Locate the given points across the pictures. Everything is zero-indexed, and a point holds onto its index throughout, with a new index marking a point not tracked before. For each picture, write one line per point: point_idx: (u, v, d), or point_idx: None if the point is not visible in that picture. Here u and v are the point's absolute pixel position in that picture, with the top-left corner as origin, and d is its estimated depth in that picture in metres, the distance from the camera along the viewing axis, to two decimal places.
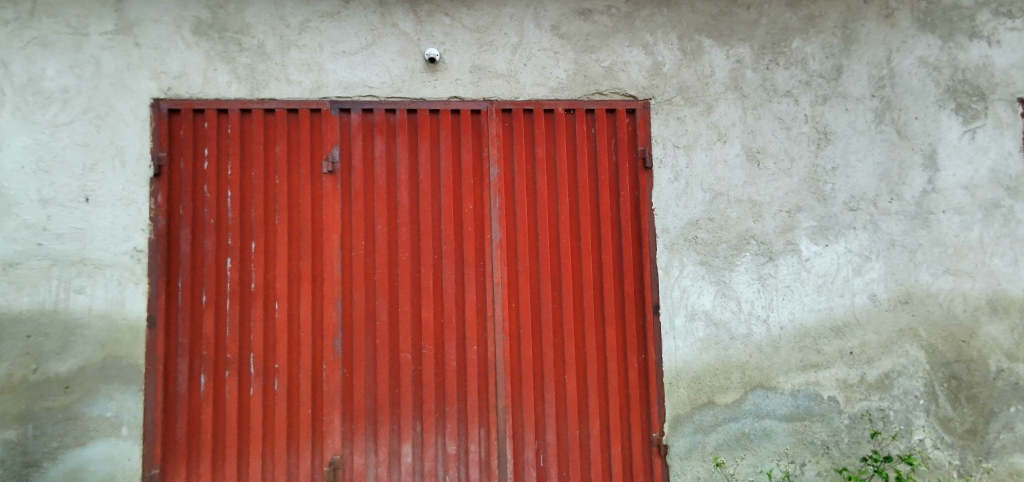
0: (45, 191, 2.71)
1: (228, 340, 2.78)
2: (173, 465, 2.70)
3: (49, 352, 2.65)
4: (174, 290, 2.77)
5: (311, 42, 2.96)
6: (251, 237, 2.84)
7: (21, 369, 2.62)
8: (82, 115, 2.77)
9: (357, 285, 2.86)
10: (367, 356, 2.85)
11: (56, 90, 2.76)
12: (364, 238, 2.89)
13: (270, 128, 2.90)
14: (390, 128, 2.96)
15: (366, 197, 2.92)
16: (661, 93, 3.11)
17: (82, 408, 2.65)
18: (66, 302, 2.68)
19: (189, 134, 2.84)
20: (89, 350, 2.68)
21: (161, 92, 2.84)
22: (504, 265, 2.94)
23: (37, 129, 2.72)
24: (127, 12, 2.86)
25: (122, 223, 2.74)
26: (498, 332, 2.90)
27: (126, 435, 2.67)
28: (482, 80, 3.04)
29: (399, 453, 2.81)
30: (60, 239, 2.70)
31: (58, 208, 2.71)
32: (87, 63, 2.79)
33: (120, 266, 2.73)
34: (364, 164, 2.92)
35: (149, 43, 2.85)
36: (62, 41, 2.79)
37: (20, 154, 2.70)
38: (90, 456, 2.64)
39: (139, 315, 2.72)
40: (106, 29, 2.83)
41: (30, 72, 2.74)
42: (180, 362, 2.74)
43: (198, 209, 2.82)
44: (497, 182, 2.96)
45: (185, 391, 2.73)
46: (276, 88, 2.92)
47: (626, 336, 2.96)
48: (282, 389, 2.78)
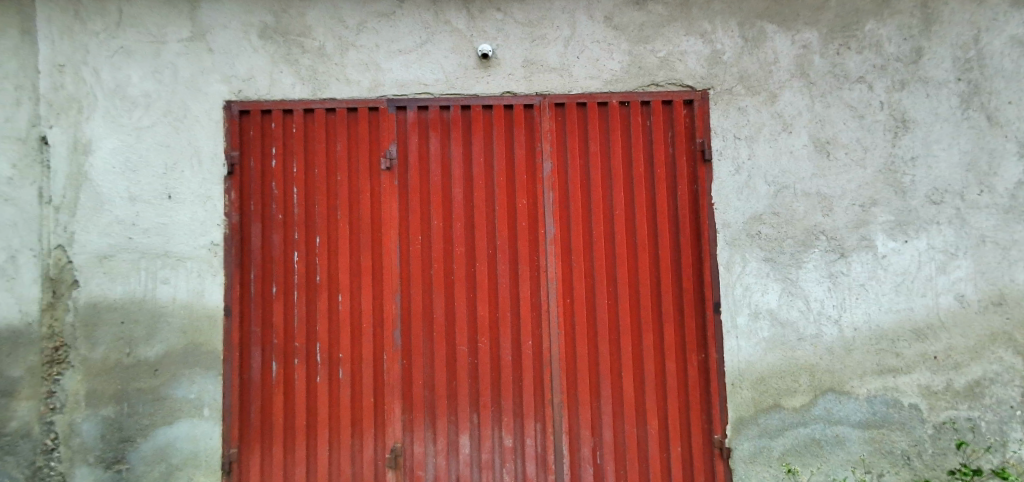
0: (133, 189, 2.92)
1: (296, 330, 2.92)
2: (248, 447, 2.87)
3: (139, 337, 2.87)
4: (246, 282, 2.94)
5: (368, 42, 3.04)
6: (315, 233, 2.96)
7: (115, 353, 2.85)
8: (163, 118, 2.96)
9: (414, 280, 2.92)
10: (425, 349, 2.91)
11: (140, 95, 2.96)
12: (421, 234, 2.95)
13: (331, 127, 3.01)
14: (444, 125, 3.01)
15: (422, 193, 2.97)
16: (720, 83, 3.00)
17: (168, 390, 2.86)
18: (153, 292, 2.89)
19: (258, 134, 2.99)
20: (173, 337, 2.88)
21: (232, 94, 3.00)
22: (558, 261, 2.92)
23: (125, 131, 2.94)
24: (200, 19, 3.02)
25: (200, 219, 2.92)
26: (553, 327, 2.89)
27: (207, 417, 2.85)
28: (535, 74, 3.02)
29: (457, 444, 2.87)
30: (146, 233, 2.91)
31: (144, 205, 2.92)
32: (165, 69, 2.98)
33: (198, 258, 2.91)
34: (419, 160, 2.98)
35: (219, 48, 3.01)
36: (143, 49, 2.98)
37: (110, 156, 2.92)
38: (176, 435, 2.84)
39: (216, 305, 2.90)
40: (182, 36, 3.00)
41: (116, 80, 2.96)
42: (253, 351, 2.90)
43: (266, 205, 2.97)
44: (550, 177, 2.95)
45: (258, 377, 2.89)
46: (336, 88, 3.01)
47: (684, 335, 2.88)
48: (345, 378, 2.89)
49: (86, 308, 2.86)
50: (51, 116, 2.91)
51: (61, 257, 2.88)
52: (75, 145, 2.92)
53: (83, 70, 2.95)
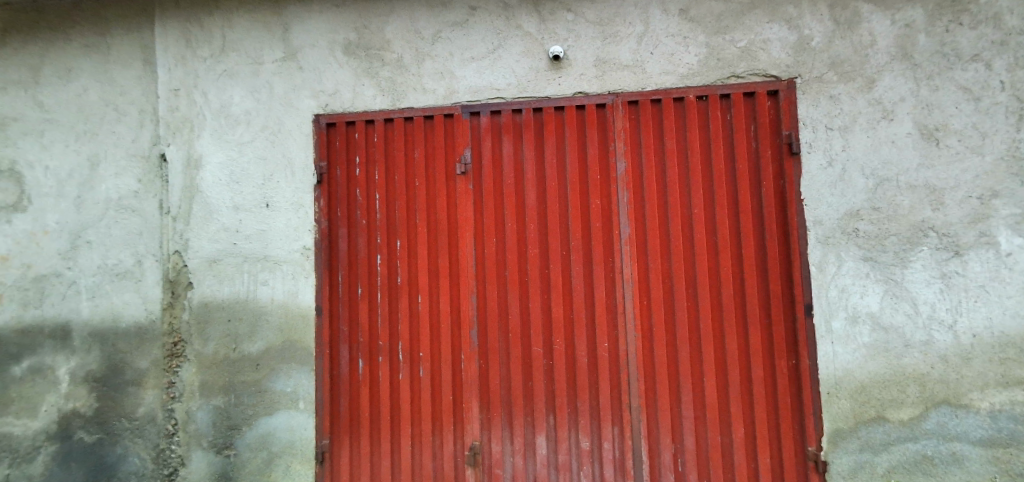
0: (237, 199, 3.20)
1: (380, 329, 3.07)
2: (339, 438, 3.05)
3: (243, 334, 3.14)
4: (335, 283, 3.13)
5: (443, 51, 3.14)
6: (396, 236, 3.09)
7: (224, 348, 3.14)
8: (261, 133, 3.22)
9: (490, 281, 2.98)
10: (501, 349, 2.96)
11: (241, 113, 3.24)
12: (495, 236, 3.00)
13: (409, 134, 3.14)
14: (517, 128, 3.04)
15: (496, 196, 3.02)
16: (808, 71, 2.80)
17: (269, 383, 3.11)
18: (254, 293, 3.15)
19: (343, 145, 3.18)
20: (271, 334, 3.13)
21: (320, 108, 3.21)
22: (634, 262, 2.86)
23: (229, 147, 3.23)
24: (291, 40, 3.25)
25: (293, 225, 3.15)
26: (630, 329, 2.83)
27: (302, 409, 3.06)
28: (607, 73, 2.98)
29: (534, 445, 2.89)
30: (248, 239, 3.18)
31: (246, 213, 3.19)
32: (262, 88, 3.24)
33: (293, 262, 3.13)
34: (493, 163, 3.03)
35: (308, 66, 3.23)
36: (243, 70, 3.26)
37: (218, 169, 3.23)
38: (276, 424, 3.08)
39: (308, 305, 3.11)
40: (276, 57, 3.25)
41: (222, 100, 3.26)
42: (342, 348, 3.09)
43: (352, 211, 3.15)
44: (624, 176, 2.89)
45: (346, 373, 3.07)
46: (413, 97, 3.14)
47: (772, 339, 2.72)
48: (426, 376, 3.00)
49: (199, 307, 3.18)
50: (169, 136, 3.27)
51: (178, 261, 3.23)
52: (188, 161, 3.25)
53: (194, 93, 3.28)
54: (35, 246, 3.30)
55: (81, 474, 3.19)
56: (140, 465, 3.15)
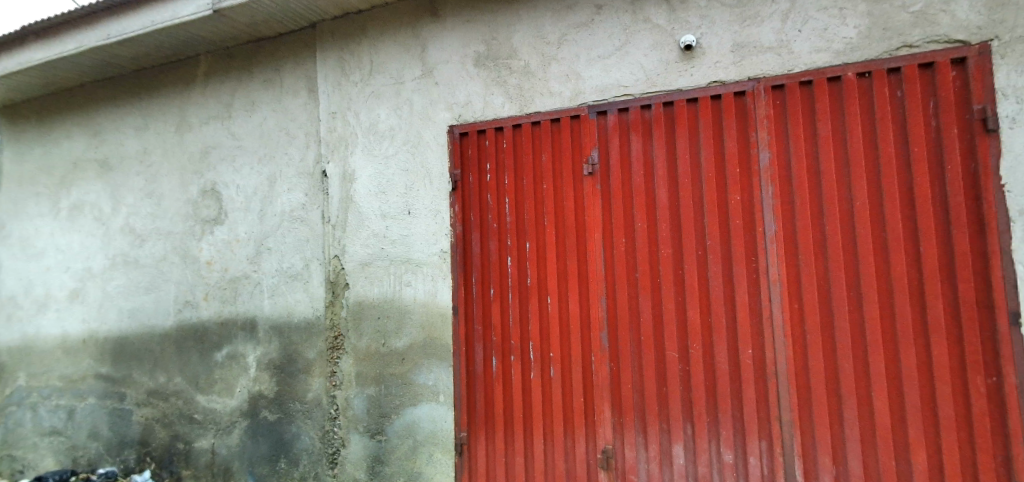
0: (384, 207, 3.52)
1: (511, 329, 3.16)
2: (475, 433, 3.20)
3: (390, 330, 3.44)
4: (469, 285, 3.29)
5: (569, 53, 3.15)
6: (525, 239, 3.17)
7: (375, 342, 3.47)
8: (403, 146, 3.51)
9: (620, 283, 2.91)
10: (633, 353, 2.87)
11: (387, 129, 3.56)
12: (625, 236, 2.93)
13: (537, 138, 3.19)
14: (646, 124, 2.94)
15: (625, 196, 2.95)
16: (1009, 30, 2.32)
17: (413, 376, 3.36)
18: (400, 293, 3.44)
19: (475, 152, 3.34)
20: (415, 331, 3.38)
21: (454, 119, 3.40)
22: (782, 262, 2.60)
23: (377, 160, 3.57)
24: (427, 58, 3.49)
25: (432, 230, 3.38)
26: (778, 336, 2.58)
27: (442, 402, 3.27)
28: (746, 58, 2.76)
29: (670, 454, 2.76)
30: (394, 244, 3.48)
31: (391, 220, 3.50)
32: (404, 105, 3.53)
33: (433, 264, 3.36)
34: (621, 162, 2.96)
35: (443, 80, 3.45)
36: (387, 90, 3.58)
37: (368, 181, 3.58)
38: (420, 415, 3.32)
39: (447, 304, 3.31)
40: (415, 75, 3.52)
41: (370, 118, 3.61)
42: (477, 346, 3.24)
43: (484, 215, 3.29)
44: (769, 169, 2.65)
45: (481, 370, 3.21)
46: (540, 101, 3.20)
47: (964, 352, 2.29)
48: (557, 376, 3.02)
49: (355, 306, 3.55)
50: (328, 154, 3.71)
51: (337, 265, 3.64)
52: (344, 175, 3.66)
53: (348, 114, 3.68)
54: (231, 252, 3.99)
55: (266, 446, 3.74)
56: (310, 443, 3.60)
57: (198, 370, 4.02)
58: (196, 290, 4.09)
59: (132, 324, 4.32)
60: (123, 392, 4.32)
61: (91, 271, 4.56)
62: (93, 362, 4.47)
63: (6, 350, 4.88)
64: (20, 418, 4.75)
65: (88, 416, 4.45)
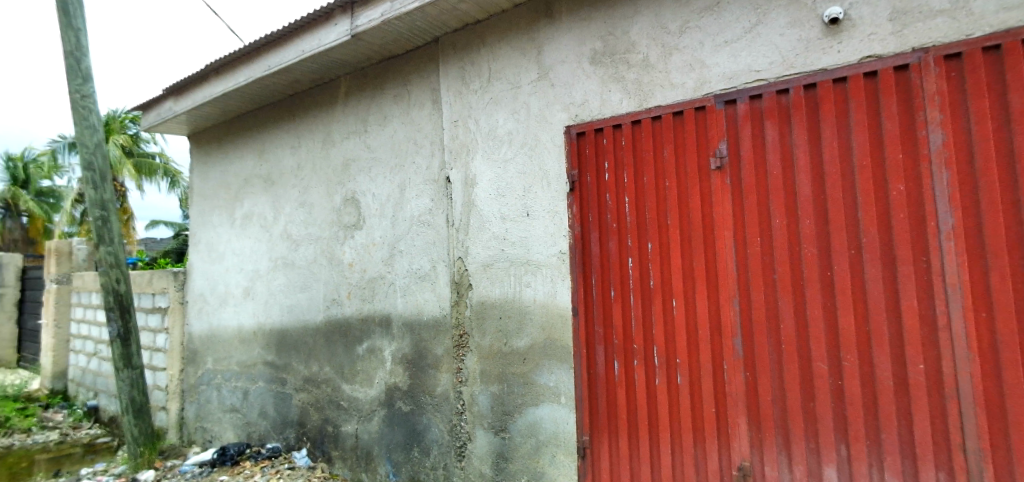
0: (504, 209, 3.61)
1: (634, 332, 3.06)
2: (598, 436, 3.15)
3: (512, 330, 3.52)
4: (589, 286, 3.25)
5: (692, 41, 2.97)
6: (647, 238, 3.05)
7: (497, 341, 3.57)
8: (521, 149, 3.57)
9: (755, 285, 2.68)
10: (772, 362, 2.62)
11: (505, 134, 3.65)
12: (760, 234, 2.69)
13: (657, 134, 3.05)
14: (783, 111, 2.66)
15: (759, 190, 2.71)
16: None
17: (534, 376, 3.40)
18: (520, 293, 3.50)
19: (592, 151, 3.28)
20: (535, 332, 3.42)
21: (571, 120, 3.38)
22: (963, 262, 2.20)
23: (497, 165, 3.67)
24: (544, 60, 3.51)
25: (551, 231, 3.39)
26: (959, 349, 2.18)
27: (564, 403, 3.27)
28: (909, 26, 2.37)
29: (819, 475, 2.48)
30: (514, 246, 3.55)
31: (511, 222, 3.57)
32: (521, 109, 3.59)
33: (552, 265, 3.38)
34: (754, 154, 2.72)
35: (560, 81, 3.44)
36: (505, 96, 3.67)
37: (488, 185, 3.70)
38: (542, 415, 3.35)
39: (567, 305, 3.31)
40: (531, 79, 3.56)
41: (489, 124, 3.72)
42: (598, 348, 3.18)
43: (602, 215, 3.23)
44: (942, 152, 2.25)
45: (602, 373, 3.15)
46: (661, 95, 3.05)
47: None
48: (684, 383, 2.87)
49: (478, 305, 3.69)
50: (452, 161, 3.89)
51: (461, 266, 3.81)
52: (466, 180, 3.82)
53: (469, 122, 3.83)
54: (369, 255, 4.36)
55: (402, 434, 4.03)
56: (440, 434, 3.82)
57: (343, 361, 4.46)
58: (341, 289, 4.53)
59: (290, 319, 4.93)
60: (285, 378, 4.93)
61: (259, 272, 5.28)
62: (261, 351, 5.17)
63: (199, 338, 5.84)
64: (209, 396, 5.65)
65: (258, 398, 5.16)
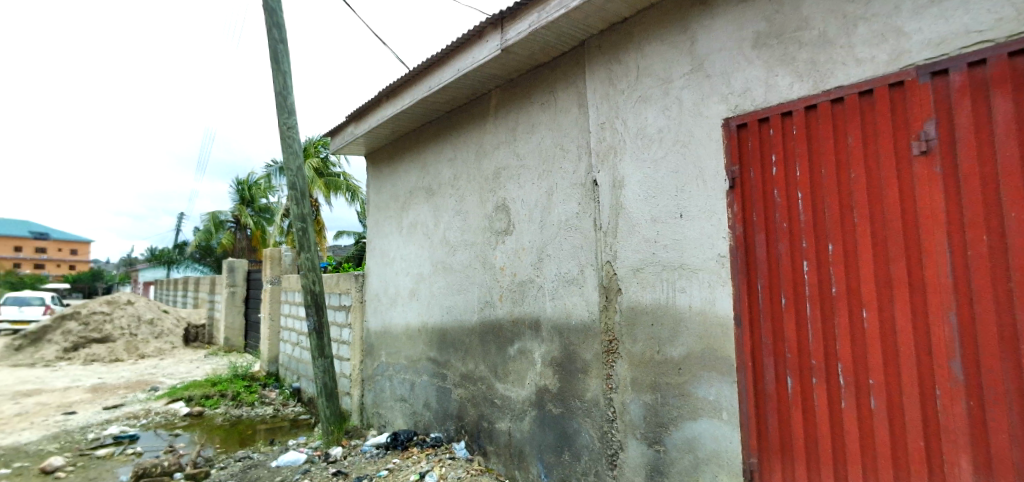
0: (655, 211, 3.45)
1: (812, 345, 2.69)
2: (768, 460, 2.83)
3: (665, 337, 3.34)
4: (755, 292, 2.94)
5: (884, 7, 2.52)
6: (827, 240, 2.67)
7: (649, 349, 3.42)
8: (673, 147, 3.37)
9: (981, 295, 2.18)
10: (1008, 391, 2.11)
11: (655, 132, 3.48)
12: (987, 233, 2.19)
13: (839, 118, 2.65)
14: (1020, 79, 2.13)
15: (984, 179, 2.21)
16: None
17: (692, 388, 3.18)
18: (674, 299, 3.31)
19: (757, 143, 2.97)
20: (692, 341, 3.20)
21: (730, 111, 3.10)
22: None
23: (647, 165, 3.52)
24: (698, 51, 3.28)
25: (708, 233, 3.15)
26: None
27: (726, 420, 3.00)
28: None
29: None
30: (666, 248, 3.37)
31: (663, 224, 3.40)
32: (673, 104, 3.39)
33: (709, 270, 3.13)
34: (976, 135, 2.23)
35: (716, 71, 3.18)
36: (655, 92, 3.50)
37: (637, 186, 3.57)
38: (701, 430, 3.12)
39: (728, 313, 3.04)
40: (684, 71, 3.35)
41: (638, 123, 3.59)
42: (766, 362, 2.86)
43: (770, 214, 2.90)
44: None
45: (773, 390, 2.82)
46: (842, 74, 2.64)
47: None
48: (880, 408, 2.44)
49: (628, 310, 3.58)
50: (600, 163, 3.84)
51: (610, 270, 3.73)
52: (614, 183, 3.73)
53: (616, 122, 3.74)
54: (519, 259, 4.49)
55: (552, 436, 4.06)
56: (591, 440, 3.77)
57: (497, 361, 4.65)
58: (493, 292, 4.74)
59: (450, 319, 5.29)
60: (445, 373, 5.31)
61: (422, 275, 5.77)
62: (425, 347, 5.63)
63: (374, 334, 6.57)
64: (383, 385, 6.32)
65: (423, 390, 5.63)
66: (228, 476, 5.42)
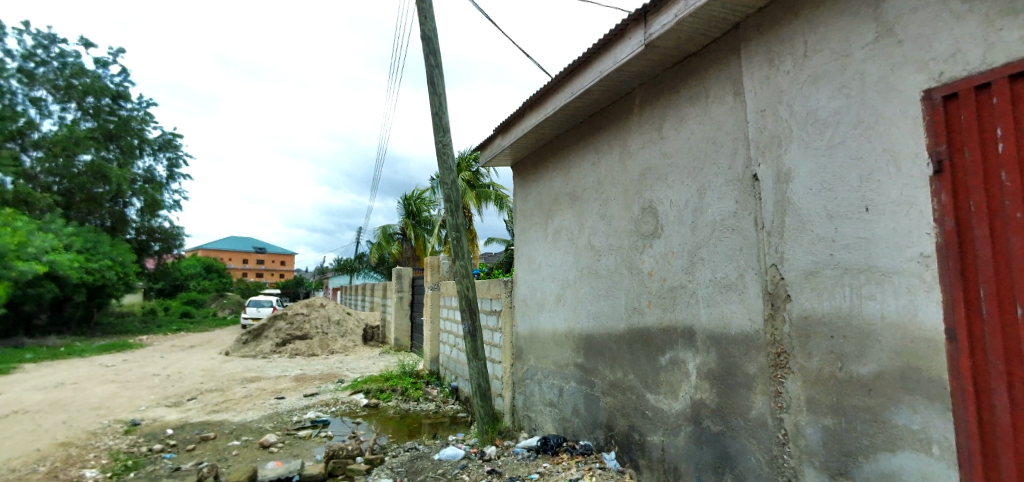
0: (831, 207, 2.99)
1: None
2: None
3: (850, 352, 2.87)
4: (974, 300, 2.38)
5: None
6: None
7: (829, 365, 2.97)
8: (854, 131, 2.90)
9: None
10: None
11: (829, 115, 3.03)
12: None
13: None
14: None
15: None
16: None
17: (887, 414, 2.69)
18: (860, 308, 2.83)
19: (973, 117, 2.41)
20: (886, 357, 2.70)
21: (932, 81, 2.56)
22: None
23: (820, 153, 3.08)
24: (885, 15, 2.78)
25: (904, 229, 2.63)
26: None
27: (938, 456, 2.48)
28: None
29: None
30: (847, 249, 2.90)
31: (842, 221, 2.93)
32: (853, 81, 2.92)
33: (908, 273, 2.62)
34: None
35: (911, 35, 2.65)
36: (830, 69, 3.04)
37: (808, 179, 3.14)
38: (902, 465, 2.62)
39: (937, 326, 2.50)
40: (866, 41, 2.86)
41: (808, 107, 3.16)
42: (996, 388, 2.29)
43: (995, 203, 2.34)
44: None
45: (1008, 422, 2.26)
46: None
47: None
48: None
49: (800, 320, 3.15)
50: (760, 156, 3.46)
51: (775, 274, 3.33)
52: (779, 176, 3.32)
53: (780, 108, 3.33)
54: (669, 263, 4.24)
55: (712, 456, 3.75)
56: (757, 464, 3.39)
57: (647, 370, 4.44)
58: (642, 298, 4.54)
59: (596, 325, 5.20)
60: (593, 381, 5.23)
61: (568, 281, 5.76)
62: (572, 353, 5.61)
63: (523, 338, 6.74)
64: (532, 389, 6.44)
65: (571, 397, 5.61)
66: (399, 464, 5.98)
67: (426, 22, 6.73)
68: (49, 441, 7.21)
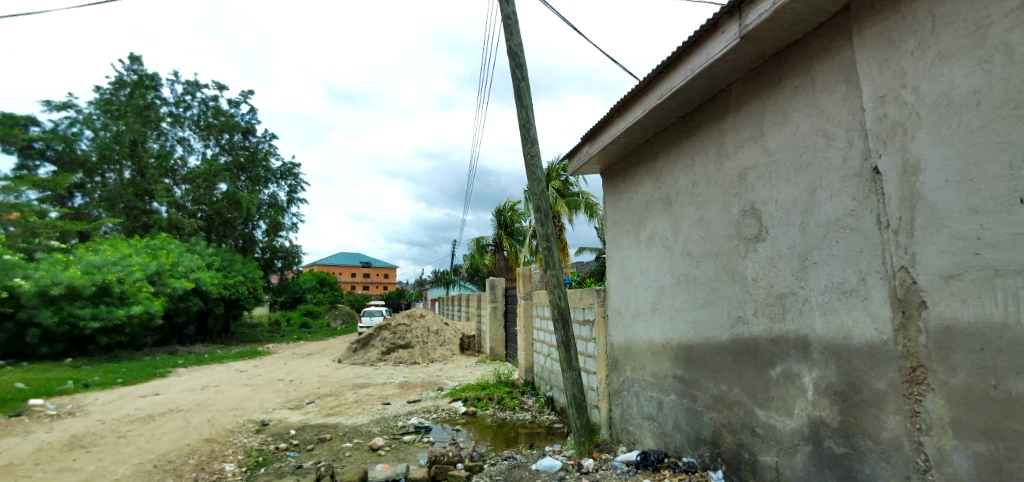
0: (974, 200, 2.61)
1: None
2: None
3: (1006, 368, 2.47)
4: None
5: None
6: None
7: (979, 383, 2.57)
8: (1001, 111, 2.51)
9: None
10: None
11: (967, 96, 2.66)
12: None
13: None
14: None
15: None
16: None
17: None
18: (1017, 317, 2.43)
19: None
20: None
21: None
22: None
23: (956, 140, 2.70)
24: None
25: None
26: None
27: None
28: None
29: None
30: (997, 248, 2.51)
31: (989, 216, 2.55)
32: (995, 54, 2.53)
33: None
34: None
35: None
36: (965, 44, 2.67)
37: (942, 170, 2.77)
38: None
39: None
40: (1011, 7, 2.47)
41: (939, 88, 2.79)
42: None
43: None
44: None
45: None
46: None
47: None
48: None
49: (938, 330, 2.76)
50: (880, 147, 3.10)
51: (905, 278, 2.96)
52: (904, 168, 2.96)
53: (903, 93, 2.98)
54: (776, 269, 3.93)
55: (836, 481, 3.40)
56: None
57: (755, 384, 4.13)
58: (747, 306, 4.25)
59: (696, 336, 4.94)
60: (694, 394, 4.96)
61: (664, 289, 5.54)
62: (671, 365, 5.37)
63: (618, 348, 6.56)
64: (630, 401, 6.24)
65: (671, 410, 5.36)
66: (497, 472, 6.06)
67: (512, 37, 6.87)
68: (197, 437, 8.20)
